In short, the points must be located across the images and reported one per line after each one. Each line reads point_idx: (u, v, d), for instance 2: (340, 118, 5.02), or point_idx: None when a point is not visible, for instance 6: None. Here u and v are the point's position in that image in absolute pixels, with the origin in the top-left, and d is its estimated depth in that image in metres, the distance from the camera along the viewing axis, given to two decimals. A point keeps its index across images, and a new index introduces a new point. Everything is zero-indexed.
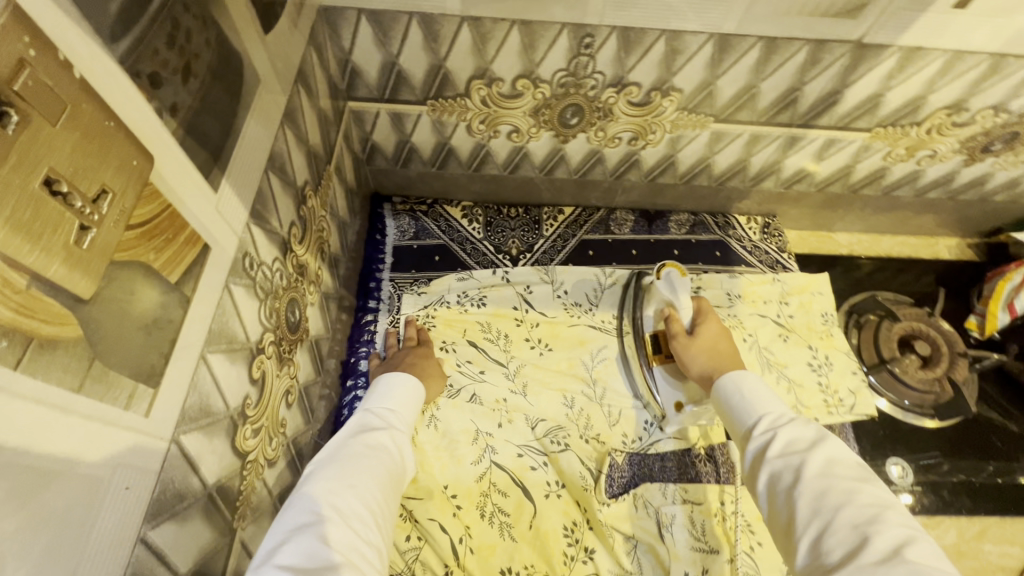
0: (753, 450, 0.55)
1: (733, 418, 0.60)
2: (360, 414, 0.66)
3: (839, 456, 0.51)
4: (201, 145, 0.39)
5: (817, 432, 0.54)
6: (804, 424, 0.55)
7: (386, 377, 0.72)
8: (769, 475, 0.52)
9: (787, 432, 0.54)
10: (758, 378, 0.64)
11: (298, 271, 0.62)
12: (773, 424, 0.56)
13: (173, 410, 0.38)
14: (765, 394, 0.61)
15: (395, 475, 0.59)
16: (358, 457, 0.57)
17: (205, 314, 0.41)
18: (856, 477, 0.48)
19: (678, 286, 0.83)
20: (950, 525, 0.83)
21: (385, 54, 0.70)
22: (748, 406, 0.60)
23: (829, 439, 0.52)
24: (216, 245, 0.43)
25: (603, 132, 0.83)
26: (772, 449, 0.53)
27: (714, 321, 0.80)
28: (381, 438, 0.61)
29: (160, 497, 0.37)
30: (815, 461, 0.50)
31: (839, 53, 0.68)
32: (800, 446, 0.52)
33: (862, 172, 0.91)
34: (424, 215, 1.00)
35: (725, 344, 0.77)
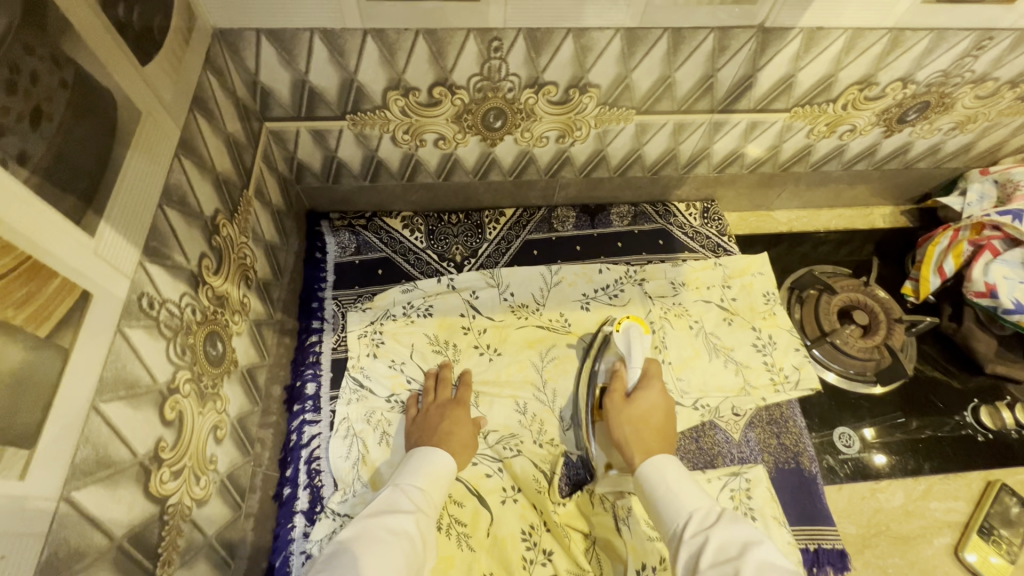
0: (687, 555, 0.57)
1: (664, 517, 0.62)
2: (392, 489, 0.68)
3: (770, 562, 0.53)
4: (67, 190, 0.38)
5: (747, 533, 0.56)
6: (731, 523, 0.58)
7: (434, 452, 0.73)
8: None
9: (719, 538, 0.56)
10: (683, 472, 0.67)
11: (216, 302, 0.60)
12: (704, 526, 0.59)
13: (59, 467, 0.37)
14: (691, 490, 0.64)
15: (415, 563, 0.61)
16: (381, 545, 0.60)
17: (93, 363, 0.40)
18: None
19: (634, 345, 0.83)
20: (899, 487, 0.85)
21: (293, 72, 0.69)
22: (676, 503, 0.63)
23: (761, 544, 0.55)
24: (101, 290, 0.41)
25: (529, 133, 0.83)
26: (706, 560, 0.55)
27: (659, 389, 0.78)
28: (407, 522, 0.64)
29: (51, 559, 0.36)
30: (747, 571, 0.52)
31: (745, 38, 0.69)
32: (732, 553, 0.54)
33: (789, 151, 0.93)
34: (364, 229, 0.98)
35: (659, 418, 0.74)
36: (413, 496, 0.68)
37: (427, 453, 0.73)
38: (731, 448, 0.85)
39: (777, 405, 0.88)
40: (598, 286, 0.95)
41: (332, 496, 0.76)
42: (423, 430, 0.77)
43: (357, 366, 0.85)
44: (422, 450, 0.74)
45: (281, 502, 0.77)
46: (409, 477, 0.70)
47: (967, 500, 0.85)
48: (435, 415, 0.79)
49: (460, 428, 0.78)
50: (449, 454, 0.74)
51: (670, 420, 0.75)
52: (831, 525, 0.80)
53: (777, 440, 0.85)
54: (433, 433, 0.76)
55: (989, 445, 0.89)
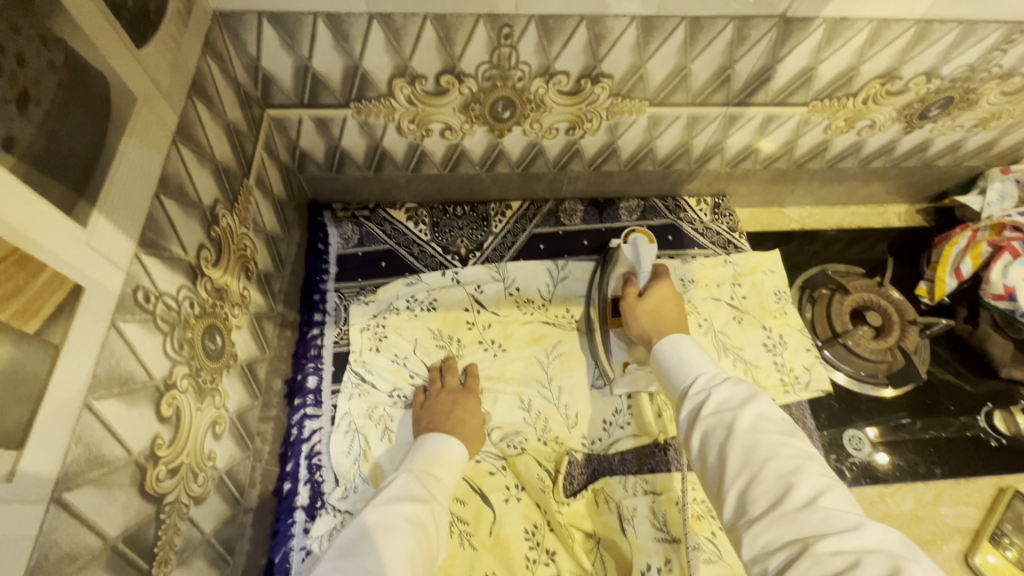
0: (688, 408, 0.58)
1: (673, 380, 0.63)
2: (406, 475, 0.67)
3: (767, 410, 0.54)
4: (58, 178, 0.36)
5: (747, 388, 0.57)
6: (735, 383, 0.58)
7: (447, 437, 0.72)
8: (703, 434, 0.55)
9: (721, 391, 0.57)
10: (692, 341, 0.66)
11: (214, 295, 0.58)
12: (709, 384, 0.59)
13: (49, 469, 0.35)
14: (699, 354, 0.64)
15: (430, 551, 0.60)
16: (400, 531, 0.58)
17: (86, 359, 0.39)
18: (782, 433, 0.52)
19: (643, 253, 0.80)
20: (908, 492, 0.84)
21: (296, 57, 0.67)
22: (686, 367, 0.63)
23: (761, 396, 0.56)
24: (93, 284, 0.39)
25: (539, 124, 0.81)
26: (706, 410, 0.56)
27: (669, 284, 0.77)
28: (423, 508, 0.63)
29: (39, 563, 0.35)
30: (744, 418, 0.53)
31: (766, 28, 0.67)
32: (732, 404, 0.55)
33: (805, 146, 0.90)
34: (367, 220, 0.96)
35: (672, 308, 0.74)
36: (427, 481, 0.67)
37: (437, 439, 0.72)
38: None
39: (786, 405, 0.86)
40: None
41: (333, 492, 0.75)
42: (431, 418, 0.76)
43: (359, 361, 0.84)
44: (435, 435, 0.73)
45: (281, 497, 0.76)
46: (421, 463, 0.69)
47: (979, 507, 0.84)
48: (445, 403, 0.78)
49: (471, 418, 0.77)
50: (460, 442, 0.73)
51: (682, 309, 0.75)
52: None
53: None
54: (443, 421, 0.76)
55: (1002, 451, 0.88)
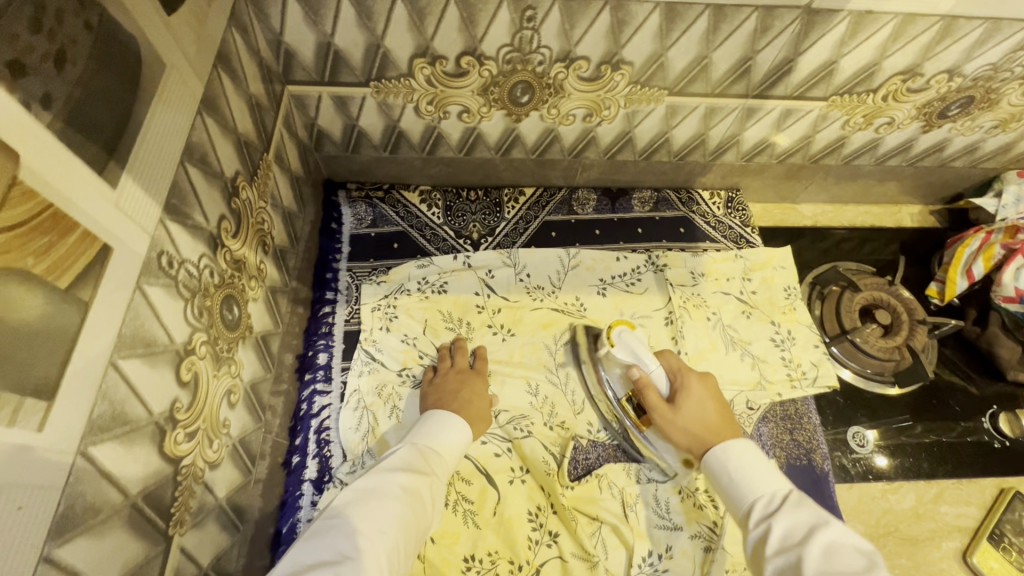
0: (754, 538, 0.57)
1: (733, 503, 0.63)
2: (409, 447, 0.67)
3: (841, 543, 0.51)
4: (90, 138, 0.37)
5: (818, 517, 0.55)
6: (797, 508, 0.57)
7: (454, 418, 0.72)
8: (772, 572, 0.53)
9: (788, 520, 0.56)
10: (755, 449, 0.66)
11: (233, 266, 0.59)
12: (770, 511, 0.58)
13: (76, 422, 0.36)
14: (766, 471, 0.63)
15: (421, 524, 0.60)
16: (395, 500, 0.59)
17: (113, 318, 0.39)
18: (854, 565, 0.49)
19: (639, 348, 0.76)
20: (910, 490, 0.84)
21: (319, 34, 0.67)
22: (744, 488, 0.63)
23: (829, 524, 0.53)
24: (120, 244, 0.40)
25: (556, 110, 0.81)
26: (770, 544, 0.54)
27: (695, 383, 0.74)
28: (422, 481, 0.63)
29: (67, 513, 0.35)
30: (808, 552, 0.51)
31: (790, 18, 0.66)
32: (797, 537, 0.54)
33: (822, 142, 0.90)
34: (381, 202, 0.97)
35: (711, 413, 0.72)
36: (429, 455, 0.67)
37: (443, 417, 0.72)
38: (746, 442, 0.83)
39: (793, 401, 0.87)
40: (615, 272, 0.94)
41: (341, 467, 0.76)
42: (441, 394, 0.77)
43: (369, 340, 0.84)
44: (438, 412, 0.73)
45: (289, 470, 0.77)
46: (425, 436, 0.70)
47: (979, 506, 0.84)
48: (453, 383, 0.79)
49: (476, 399, 0.78)
50: (466, 422, 0.74)
51: (718, 404, 0.73)
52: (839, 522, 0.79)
53: (790, 436, 0.85)
54: (451, 399, 0.76)
55: (1005, 453, 0.88)
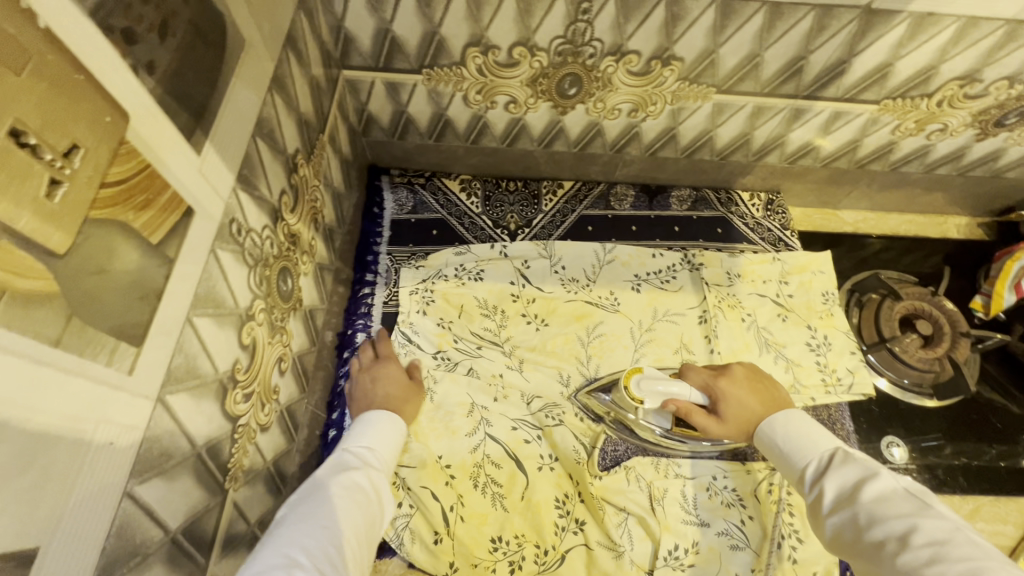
0: (810, 500, 0.57)
1: (785, 468, 0.63)
2: (339, 456, 0.64)
3: (894, 490, 0.51)
4: (181, 105, 0.39)
5: (867, 468, 0.55)
6: (846, 464, 0.56)
7: (376, 415, 0.72)
8: (833, 532, 0.53)
9: (837, 475, 0.56)
10: (806, 416, 0.65)
11: (290, 240, 0.62)
12: (820, 471, 0.58)
13: (158, 370, 0.38)
14: (810, 431, 0.62)
15: (374, 514, 0.60)
16: (337, 496, 0.57)
17: (191, 277, 0.41)
18: (908, 511, 0.49)
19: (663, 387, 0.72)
20: (944, 503, 0.83)
21: (378, 20, 0.69)
22: (792, 451, 0.62)
23: (878, 475, 0.53)
24: (199, 207, 0.42)
25: (602, 103, 0.82)
26: (827, 504, 0.55)
27: (727, 385, 0.70)
28: (363, 477, 0.61)
29: (146, 455, 0.38)
30: (862, 507, 0.51)
31: (848, 19, 0.66)
32: (850, 493, 0.53)
33: (870, 146, 0.89)
34: (422, 188, 0.99)
35: (756, 405, 0.69)
36: (367, 455, 0.66)
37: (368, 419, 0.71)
38: None
39: (826, 405, 0.87)
40: (650, 269, 0.94)
41: None
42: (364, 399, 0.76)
43: (406, 322, 0.87)
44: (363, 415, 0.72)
45: (326, 443, 0.79)
46: (360, 440, 0.68)
47: (1017, 526, 0.83)
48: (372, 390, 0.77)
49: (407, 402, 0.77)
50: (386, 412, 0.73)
51: (756, 389, 0.70)
52: None
53: None
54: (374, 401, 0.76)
55: None
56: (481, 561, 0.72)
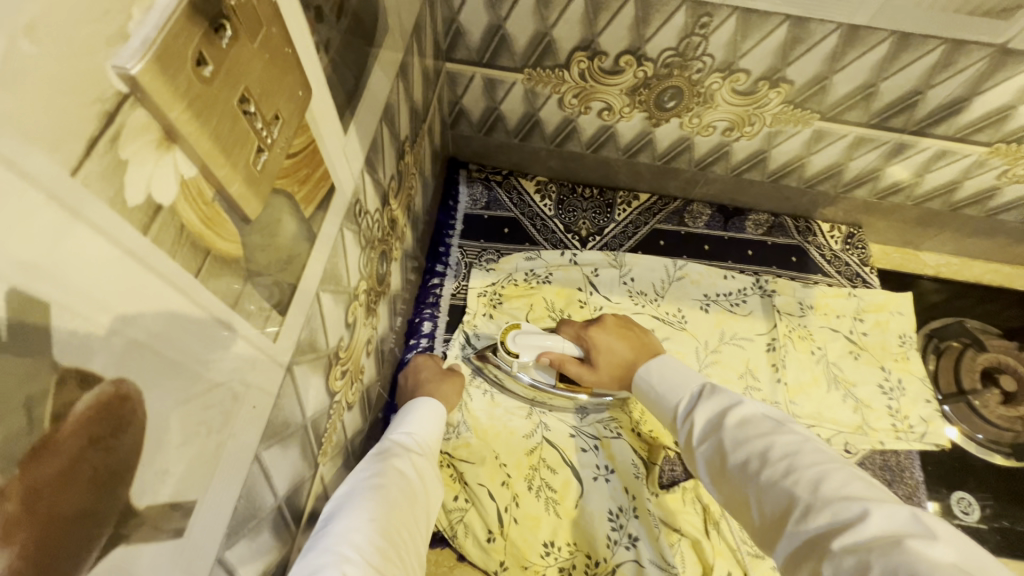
0: (683, 437, 0.57)
1: (661, 410, 0.62)
2: (382, 441, 0.61)
3: (756, 412, 0.51)
4: (341, 86, 0.40)
5: (730, 397, 0.54)
6: (714, 394, 0.56)
7: (428, 402, 0.67)
8: (704, 462, 0.52)
9: (706, 409, 0.55)
10: (668, 358, 0.67)
11: (389, 225, 0.63)
12: (691, 407, 0.57)
13: (291, 340, 0.39)
14: (683, 373, 0.63)
15: (419, 504, 0.55)
16: (384, 487, 0.52)
17: (324, 253, 0.42)
18: (765, 430, 0.49)
19: (534, 339, 0.76)
20: (1014, 569, 0.79)
21: (492, 16, 0.70)
22: (667, 393, 0.62)
23: (740, 402, 0.53)
24: (338, 186, 0.43)
25: (698, 119, 0.81)
26: (697, 436, 0.54)
27: (596, 332, 0.74)
28: (406, 463, 0.57)
29: (272, 422, 0.38)
30: (728, 432, 0.50)
31: (978, 56, 0.63)
32: (716, 423, 0.53)
33: (969, 190, 0.86)
34: (498, 186, 0.99)
35: (621, 350, 0.72)
36: (407, 441, 0.61)
37: (421, 405, 0.67)
38: None
39: (895, 452, 0.83)
40: (721, 290, 0.92)
41: None
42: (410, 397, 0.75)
43: (471, 323, 0.87)
44: (420, 402, 0.67)
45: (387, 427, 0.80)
46: (400, 426, 0.64)
47: None
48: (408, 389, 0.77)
49: (446, 383, 0.76)
50: (435, 404, 0.67)
51: (623, 334, 0.74)
52: None
53: (888, 487, 0.81)
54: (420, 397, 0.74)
55: None
56: (531, 565, 0.72)
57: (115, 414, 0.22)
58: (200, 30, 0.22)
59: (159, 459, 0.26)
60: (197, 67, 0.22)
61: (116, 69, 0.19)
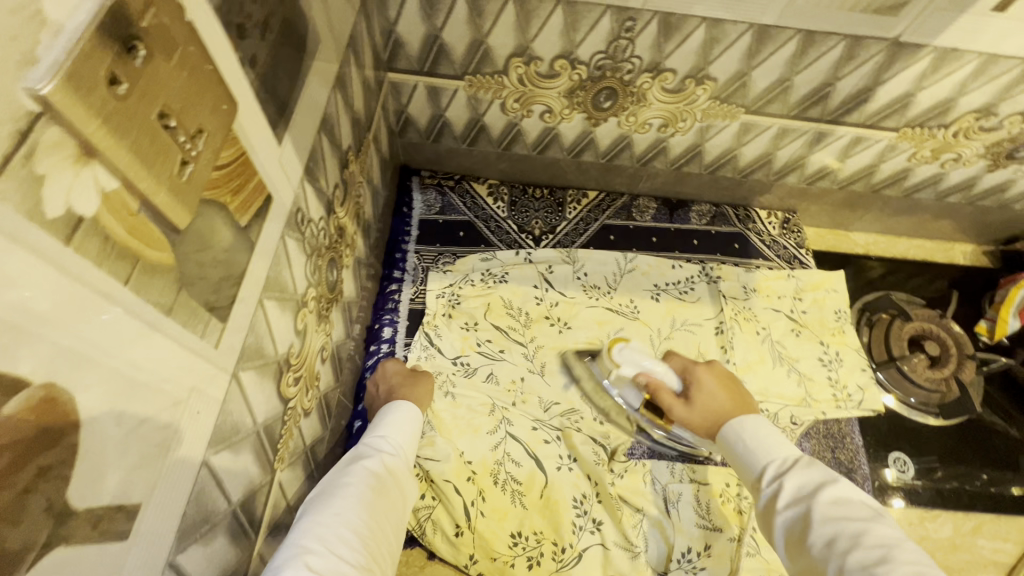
0: (764, 497, 0.55)
1: (742, 466, 0.60)
2: (356, 447, 0.61)
3: (850, 495, 0.51)
4: (272, 99, 0.41)
5: (826, 473, 0.54)
6: (812, 467, 0.55)
7: (403, 404, 0.67)
8: (785, 525, 0.52)
9: (799, 476, 0.54)
10: (767, 422, 0.62)
11: (337, 233, 0.64)
12: (780, 470, 0.56)
13: (235, 347, 0.40)
14: (776, 438, 0.59)
15: (394, 508, 0.56)
16: (356, 484, 0.53)
17: (265, 261, 0.43)
18: (862, 516, 0.49)
19: (639, 361, 0.72)
20: (947, 519, 0.86)
21: (429, 26, 0.72)
22: (751, 451, 0.59)
23: (839, 483, 0.52)
24: (276, 195, 0.44)
25: (634, 117, 0.85)
26: (783, 500, 0.53)
27: (707, 375, 0.68)
28: (379, 465, 0.58)
29: (220, 427, 0.39)
30: (821, 505, 0.50)
31: (875, 50, 0.70)
32: (809, 493, 0.52)
33: (886, 172, 0.93)
34: (451, 191, 1.01)
35: (725, 401, 0.66)
36: (383, 445, 0.62)
37: (393, 407, 0.67)
38: None
39: (836, 420, 0.89)
40: (670, 279, 0.97)
41: None
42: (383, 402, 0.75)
43: (432, 324, 0.88)
44: (394, 404, 0.67)
45: (351, 434, 0.81)
46: (375, 430, 0.64)
47: (1017, 544, 0.85)
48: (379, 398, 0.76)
49: (419, 386, 0.76)
50: (412, 406, 0.67)
51: (732, 389, 0.68)
52: None
53: (831, 453, 0.87)
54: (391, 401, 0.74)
55: None
56: (500, 556, 0.74)
57: (52, 418, 0.23)
58: (111, 50, 0.23)
59: (99, 462, 0.27)
60: (110, 86, 0.23)
61: (25, 89, 0.20)
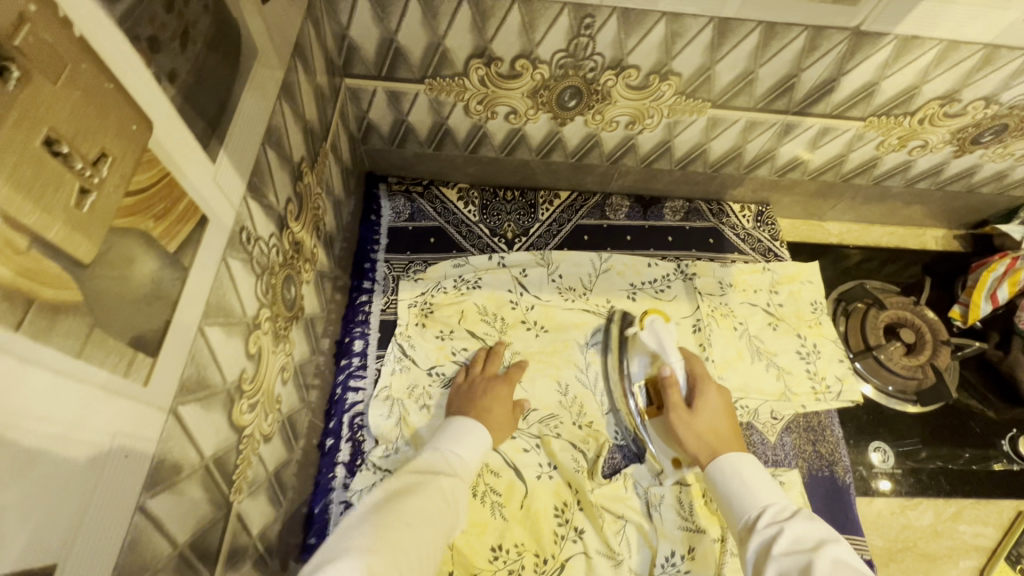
0: (759, 543, 0.56)
1: (738, 511, 0.62)
2: (431, 453, 0.66)
3: (851, 558, 0.51)
4: (200, 114, 0.39)
5: (825, 533, 0.54)
6: (811, 521, 0.56)
7: (471, 422, 0.72)
8: (777, 569, 0.52)
9: (797, 530, 0.55)
10: (766, 473, 0.65)
11: (294, 248, 0.61)
12: (778, 519, 0.58)
13: (170, 380, 0.37)
14: (772, 490, 0.63)
15: (447, 522, 0.59)
16: (417, 494, 0.58)
17: (204, 286, 0.41)
18: (862, 575, 0.48)
19: (664, 337, 0.80)
20: (928, 506, 0.86)
21: (383, 30, 0.70)
22: (750, 499, 0.62)
23: (840, 543, 0.53)
24: (214, 217, 0.42)
25: (600, 116, 0.83)
26: (779, 546, 0.54)
27: (715, 394, 0.76)
28: (444, 481, 0.62)
29: (157, 467, 0.37)
30: (818, 556, 0.50)
31: (837, 40, 0.69)
32: (806, 545, 0.53)
33: (855, 161, 0.92)
34: (420, 197, 0.99)
35: (725, 427, 0.72)
36: (451, 459, 0.66)
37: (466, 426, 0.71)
38: (766, 450, 0.86)
39: (816, 413, 0.89)
40: (646, 278, 0.95)
41: (374, 451, 0.78)
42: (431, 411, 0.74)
43: (404, 335, 0.86)
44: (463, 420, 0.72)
45: (324, 452, 0.79)
46: (448, 441, 0.69)
47: (997, 527, 0.86)
48: (477, 390, 0.79)
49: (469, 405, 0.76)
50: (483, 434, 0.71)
51: (730, 421, 0.74)
52: (860, 534, 0.81)
53: (812, 447, 0.87)
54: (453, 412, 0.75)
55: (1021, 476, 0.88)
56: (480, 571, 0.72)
57: None
58: None
59: None
60: None
61: None
